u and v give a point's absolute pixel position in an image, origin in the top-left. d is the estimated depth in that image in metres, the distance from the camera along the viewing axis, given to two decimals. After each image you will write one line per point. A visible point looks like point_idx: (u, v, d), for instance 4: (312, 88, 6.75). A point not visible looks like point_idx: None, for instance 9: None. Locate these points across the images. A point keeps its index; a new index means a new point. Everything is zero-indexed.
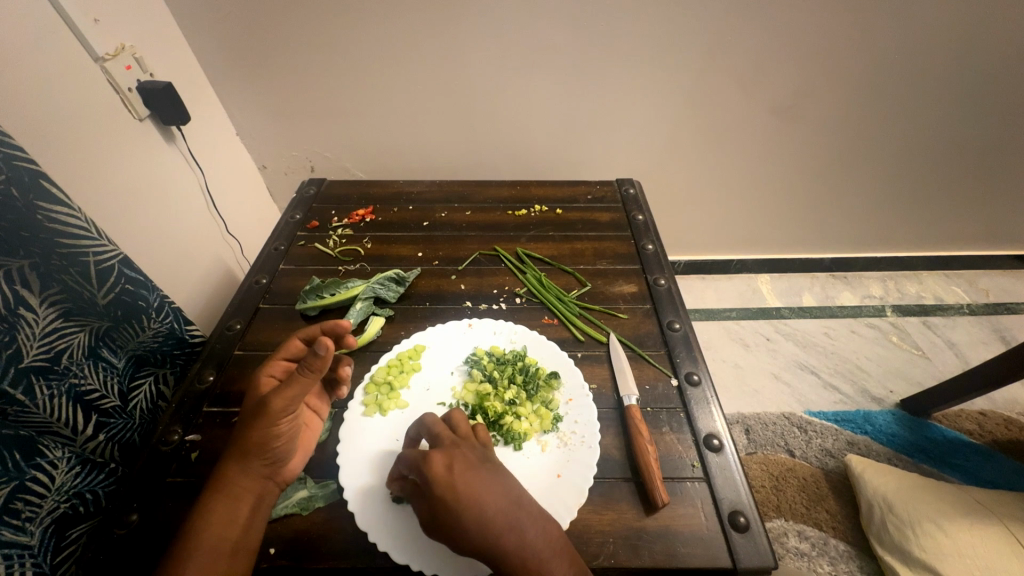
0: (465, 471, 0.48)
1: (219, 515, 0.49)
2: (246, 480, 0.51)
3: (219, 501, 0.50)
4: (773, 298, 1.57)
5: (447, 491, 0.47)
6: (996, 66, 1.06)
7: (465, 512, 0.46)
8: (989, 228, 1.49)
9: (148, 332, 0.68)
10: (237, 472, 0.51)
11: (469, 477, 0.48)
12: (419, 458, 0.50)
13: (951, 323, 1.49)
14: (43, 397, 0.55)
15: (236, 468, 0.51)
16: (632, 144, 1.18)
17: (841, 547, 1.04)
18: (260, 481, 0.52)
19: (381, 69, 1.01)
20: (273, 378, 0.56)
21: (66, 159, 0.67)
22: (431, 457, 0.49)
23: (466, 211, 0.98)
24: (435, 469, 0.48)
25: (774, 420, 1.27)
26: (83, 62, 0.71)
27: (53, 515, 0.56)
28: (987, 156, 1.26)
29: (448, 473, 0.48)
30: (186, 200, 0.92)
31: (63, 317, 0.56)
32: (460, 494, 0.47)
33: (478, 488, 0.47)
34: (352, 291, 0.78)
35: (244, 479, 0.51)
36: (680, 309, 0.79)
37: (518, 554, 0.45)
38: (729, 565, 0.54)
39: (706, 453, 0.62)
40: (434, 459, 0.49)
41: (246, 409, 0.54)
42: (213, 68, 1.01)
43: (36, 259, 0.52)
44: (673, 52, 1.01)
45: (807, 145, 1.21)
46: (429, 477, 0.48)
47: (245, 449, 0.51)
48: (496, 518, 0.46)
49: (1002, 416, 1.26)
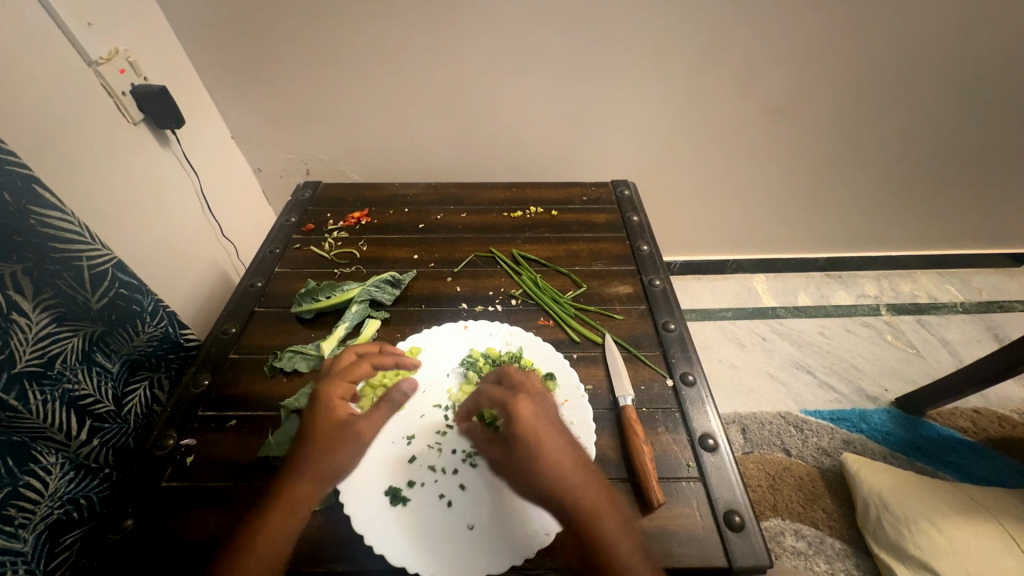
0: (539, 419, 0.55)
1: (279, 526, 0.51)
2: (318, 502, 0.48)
3: (283, 511, 0.52)
4: (769, 298, 1.57)
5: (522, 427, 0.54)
6: (985, 67, 1.07)
7: (540, 450, 0.53)
8: (982, 227, 1.50)
9: (143, 336, 0.67)
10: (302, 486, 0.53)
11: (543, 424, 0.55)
12: (506, 398, 0.57)
13: (945, 322, 1.50)
14: (37, 402, 0.54)
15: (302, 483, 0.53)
16: (627, 145, 1.19)
17: (837, 545, 1.04)
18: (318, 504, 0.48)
19: (376, 71, 1.02)
20: None
21: (59, 164, 0.66)
22: (514, 400, 0.56)
23: (462, 213, 0.99)
24: (519, 409, 0.55)
25: (770, 419, 1.27)
26: (76, 67, 0.71)
27: (47, 521, 0.56)
28: (978, 155, 1.27)
29: (528, 416, 0.55)
30: (181, 204, 0.92)
31: (56, 322, 0.56)
32: (538, 432, 0.54)
33: (551, 435, 0.54)
34: (347, 294, 0.77)
35: (308, 495, 0.53)
36: (675, 309, 0.79)
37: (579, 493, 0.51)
38: (724, 564, 0.54)
39: (701, 452, 0.62)
40: (517, 401, 0.56)
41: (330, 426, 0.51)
42: (208, 72, 1.00)
43: (30, 263, 0.52)
44: (667, 54, 1.02)
45: (800, 145, 1.22)
46: (512, 415, 0.55)
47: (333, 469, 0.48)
48: (564, 461, 0.53)
49: (996, 414, 1.27)
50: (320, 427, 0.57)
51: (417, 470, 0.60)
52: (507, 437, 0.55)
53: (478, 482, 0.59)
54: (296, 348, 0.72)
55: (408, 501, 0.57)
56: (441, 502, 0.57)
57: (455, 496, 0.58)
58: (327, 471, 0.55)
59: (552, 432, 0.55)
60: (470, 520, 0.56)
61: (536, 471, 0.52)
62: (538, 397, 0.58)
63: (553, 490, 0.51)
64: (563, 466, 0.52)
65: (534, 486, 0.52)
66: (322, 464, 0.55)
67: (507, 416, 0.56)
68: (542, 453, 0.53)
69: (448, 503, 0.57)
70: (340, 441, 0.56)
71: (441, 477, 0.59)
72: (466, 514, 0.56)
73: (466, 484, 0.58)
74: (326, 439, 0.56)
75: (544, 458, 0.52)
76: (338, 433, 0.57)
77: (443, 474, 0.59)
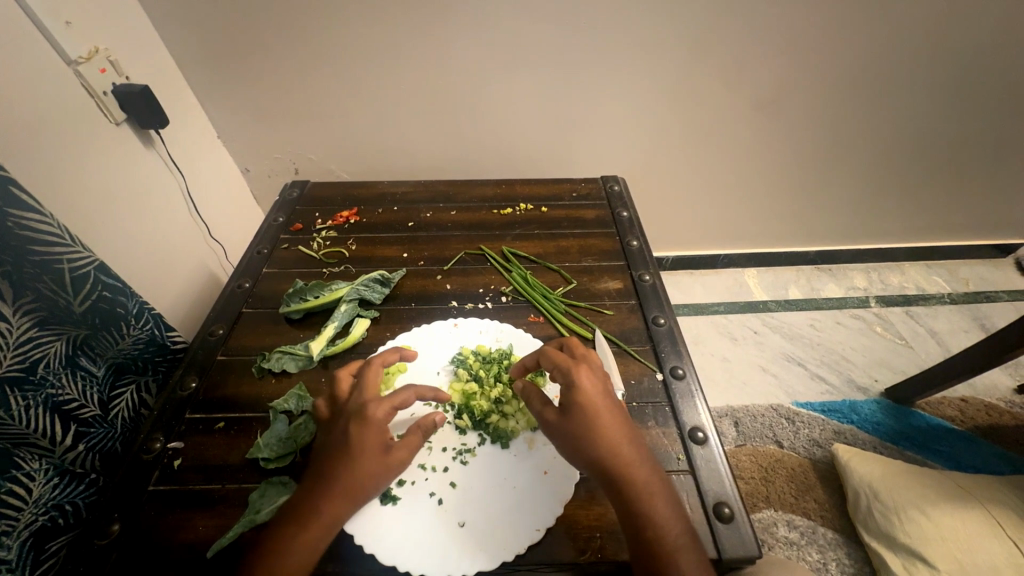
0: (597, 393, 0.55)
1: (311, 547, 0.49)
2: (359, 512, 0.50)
3: (315, 531, 0.50)
4: (760, 292, 1.58)
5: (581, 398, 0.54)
6: (969, 59, 1.08)
7: (599, 421, 0.53)
8: (968, 218, 1.52)
9: (128, 339, 0.67)
10: (337, 508, 0.51)
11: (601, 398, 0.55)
12: (567, 365, 0.57)
13: (933, 312, 1.52)
14: (19, 408, 0.53)
15: (337, 505, 0.51)
16: (616, 141, 1.19)
17: (828, 535, 1.05)
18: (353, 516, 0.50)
19: (362, 69, 1.01)
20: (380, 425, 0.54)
21: (39, 166, 0.65)
22: (577, 368, 0.56)
23: (451, 210, 0.98)
24: (581, 378, 0.56)
25: (762, 411, 1.28)
26: (55, 67, 0.69)
27: (32, 527, 0.55)
28: (964, 147, 1.29)
29: (590, 387, 0.55)
30: (167, 205, 0.91)
31: (37, 326, 0.55)
32: (598, 403, 0.54)
33: (610, 409, 0.54)
34: (336, 293, 0.77)
35: (340, 516, 0.51)
36: (664, 303, 0.79)
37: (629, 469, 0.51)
38: (715, 555, 0.54)
39: (691, 445, 0.63)
40: (579, 370, 0.56)
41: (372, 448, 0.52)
42: (192, 71, 0.99)
43: (8, 267, 0.51)
44: (655, 50, 1.02)
45: (788, 139, 1.23)
46: (574, 383, 0.55)
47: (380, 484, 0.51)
48: (623, 436, 0.53)
49: (983, 403, 1.29)
50: (362, 452, 0.52)
51: (408, 469, 0.59)
52: (566, 405, 0.55)
53: (469, 479, 0.59)
54: (285, 349, 0.71)
55: (398, 500, 0.57)
56: (431, 500, 0.57)
57: (446, 494, 0.58)
58: (362, 494, 0.52)
59: (611, 405, 0.55)
60: (461, 517, 0.56)
61: (594, 440, 0.52)
62: (596, 370, 0.58)
63: (609, 460, 0.51)
64: (622, 441, 0.53)
65: (590, 456, 0.52)
66: (359, 487, 0.52)
67: (568, 384, 0.56)
68: (602, 425, 0.53)
69: (439, 501, 0.57)
70: (377, 467, 0.53)
71: (431, 475, 0.59)
72: (457, 511, 0.56)
73: (456, 482, 0.59)
74: (365, 463, 0.52)
75: (602, 429, 0.53)
76: (379, 456, 0.53)
77: (434, 472, 0.59)
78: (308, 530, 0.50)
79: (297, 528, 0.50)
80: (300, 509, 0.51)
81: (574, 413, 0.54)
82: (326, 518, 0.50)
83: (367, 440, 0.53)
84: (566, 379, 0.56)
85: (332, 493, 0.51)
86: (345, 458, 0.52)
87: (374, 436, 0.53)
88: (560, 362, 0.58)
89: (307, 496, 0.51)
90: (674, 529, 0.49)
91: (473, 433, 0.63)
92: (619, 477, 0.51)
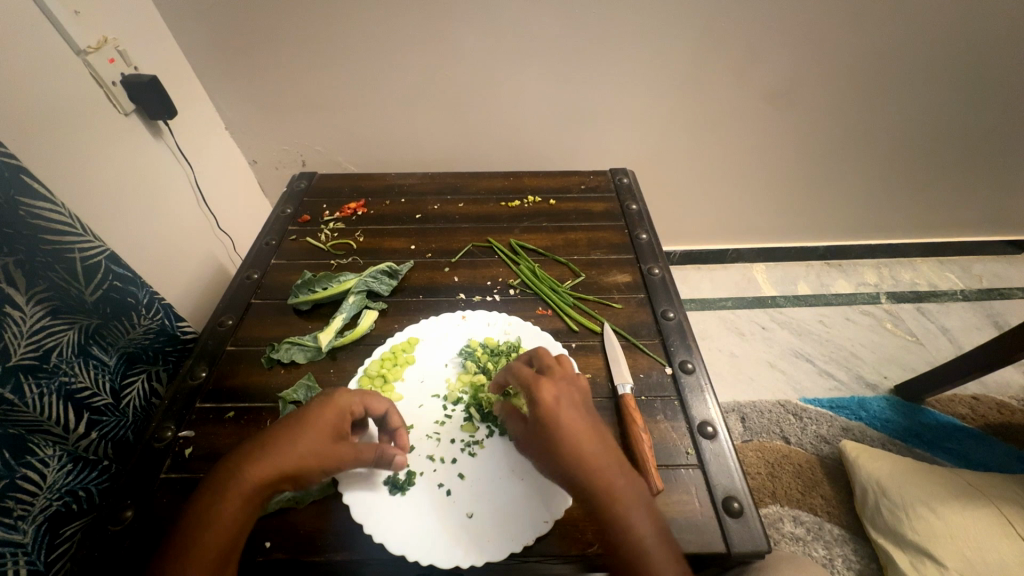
0: (561, 408, 0.53)
1: (229, 516, 0.46)
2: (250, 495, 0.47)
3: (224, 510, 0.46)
4: (768, 287, 1.57)
5: (544, 416, 0.52)
6: (989, 51, 1.06)
7: (564, 438, 0.51)
8: (984, 214, 1.49)
9: (139, 329, 0.67)
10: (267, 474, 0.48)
11: (564, 413, 0.53)
12: (530, 382, 0.55)
13: (945, 309, 1.50)
14: (32, 395, 0.54)
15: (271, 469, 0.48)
16: (625, 134, 1.18)
17: (835, 531, 1.05)
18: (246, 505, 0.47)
19: (369, 59, 1.00)
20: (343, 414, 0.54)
21: (51, 158, 0.66)
22: (540, 385, 0.54)
23: (459, 202, 0.98)
24: (545, 395, 0.54)
25: (769, 407, 1.28)
26: (66, 58, 0.70)
27: (46, 512, 0.56)
28: (979, 143, 1.26)
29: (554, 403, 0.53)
30: (176, 196, 0.92)
31: (50, 315, 0.55)
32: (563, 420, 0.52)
33: (577, 422, 0.52)
34: (344, 285, 0.77)
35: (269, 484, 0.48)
36: (674, 297, 0.79)
37: (599, 485, 0.49)
38: (723, 550, 0.54)
39: (700, 440, 0.62)
40: (543, 385, 0.55)
41: (311, 427, 0.51)
42: (200, 63, 0.99)
43: (21, 256, 0.52)
44: (666, 41, 1.00)
45: (801, 132, 1.21)
46: (537, 401, 0.54)
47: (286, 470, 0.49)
48: (593, 446, 0.51)
49: (994, 400, 1.28)
50: (316, 427, 0.52)
51: (417, 460, 0.60)
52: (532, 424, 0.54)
53: (478, 471, 0.59)
54: (294, 340, 0.72)
55: (407, 490, 0.57)
56: (440, 491, 0.57)
57: (454, 485, 0.58)
58: (296, 474, 0.50)
59: (581, 418, 0.53)
60: (470, 508, 0.56)
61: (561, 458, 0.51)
62: (564, 381, 0.56)
63: (578, 475, 0.50)
64: (591, 452, 0.51)
65: (562, 470, 0.51)
66: (297, 461, 0.50)
67: (532, 401, 0.54)
68: (569, 440, 0.51)
69: (447, 492, 0.57)
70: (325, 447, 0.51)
71: (440, 467, 0.59)
72: (466, 502, 0.57)
73: (465, 473, 0.59)
74: (316, 438, 0.51)
75: (569, 445, 0.51)
76: (330, 442, 0.52)
77: (442, 464, 0.60)
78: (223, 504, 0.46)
79: (212, 501, 0.47)
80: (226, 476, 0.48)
81: (540, 430, 0.53)
82: (250, 486, 0.48)
83: (325, 416, 0.53)
84: (530, 397, 0.55)
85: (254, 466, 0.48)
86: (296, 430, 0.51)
87: (333, 418, 0.53)
88: (525, 379, 0.56)
89: (232, 464, 0.49)
90: (649, 536, 0.47)
91: (481, 426, 0.63)
92: (589, 491, 0.49)
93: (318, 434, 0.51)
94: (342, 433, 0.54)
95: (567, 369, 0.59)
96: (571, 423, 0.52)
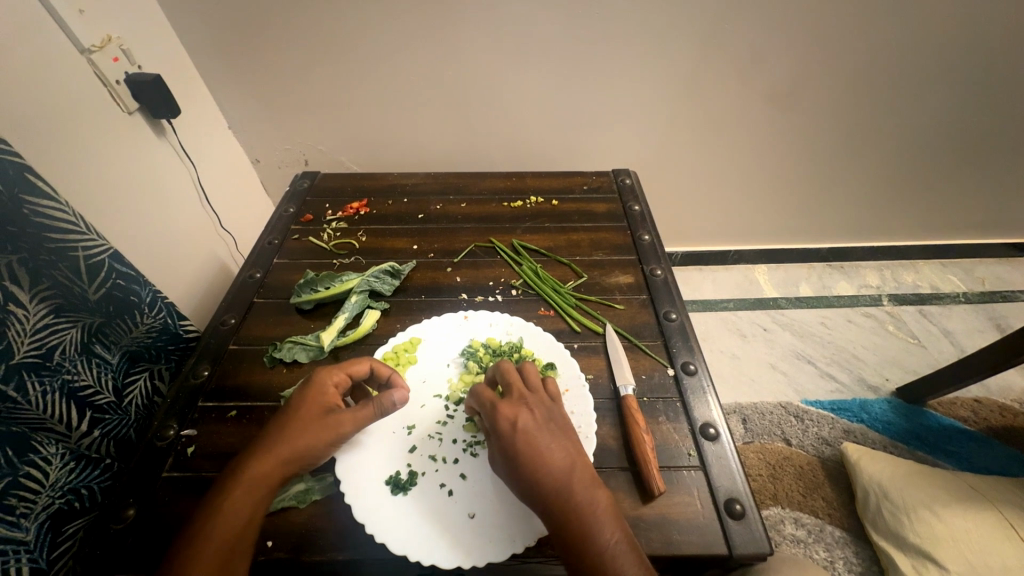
0: (521, 428, 0.53)
1: (236, 509, 0.48)
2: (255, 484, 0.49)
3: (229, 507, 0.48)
4: (770, 289, 1.57)
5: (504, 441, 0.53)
6: (993, 53, 1.05)
7: (523, 462, 0.51)
8: (987, 216, 1.49)
9: (141, 327, 0.67)
10: (270, 464, 0.51)
11: (523, 434, 0.53)
12: (488, 407, 0.56)
13: (947, 311, 1.50)
14: (35, 393, 0.54)
15: (271, 460, 0.51)
16: (628, 135, 1.18)
17: (837, 534, 1.05)
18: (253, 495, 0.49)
19: (372, 59, 1.00)
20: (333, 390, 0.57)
21: (54, 156, 0.66)
22: (498, 408, 0.55)
23: (461, 203, 0.98)
24: (500, 420, 0.54)
25: (771, 409, 1.27)
26: (70, 56, 0.70)
27: (49, 510, 0.56)
28: (982, 145, 1.26)
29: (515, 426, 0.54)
30: (179, 194, 0.92)
31: (53, 313, 0.55)
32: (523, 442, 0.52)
33: (538, 443, 0.52)
34: (347, 284, 0.77)
35: (273, 473, 0.51)
36: (676, 299, 0.78)
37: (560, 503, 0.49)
38: (725, 552, 0.54)
39: (702, 441, 0.62)
40: (500, 410, 0.55)
41: (304, 410, 0.54)
42: (203, 62, 0.99)
43: (24, 254, 0.52)
44: (669, 42, 1.00)
45: (804, 133, 1.21)
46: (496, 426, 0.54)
47: (287, 454, 0.52)
48: (554, 463, 0.51)
49: (997, 403, 1.27)
50: (303, 414, 0.54)
51: (419, 460, 0.60)
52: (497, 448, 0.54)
53: (480, 471, 0.59)
54: (296, 339, 0.72)
55: (409, 490, 0.57)
56: (442, 491, 0.58)
57: (456, 485, 0.58)
58: (300, 454, 0.52)
59: (542, 438, 0.53)
60: (471, 508, 0.56)
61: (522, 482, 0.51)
62: (526, 400, 0.56)
63: (541, 496, 0.50)
64: (552, 470, 0.51)
65: (526, 491, 0.51)
66: (296, 442, 0.52)
67: (491, 426, 0.55)
68: (526, 463, 0.51)
69: (449, 492, 0.57)
70: (320, 424, 0.54)
71: (442, 467, 0.59)
72: (468, 502, 0.57)
73: (467, 473, 0.59)
74: (304, 421, 0.54)
75: (528, 468, 0.51)
76: (325, 418, 0.55)
77: (444, 464, 0.60)
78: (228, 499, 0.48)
79: (216, 499, 0.48)
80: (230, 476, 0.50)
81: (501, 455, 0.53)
82: (256, 479, 0.50)
83: (309, 401, 0.55)
84: (489, 421, 0.55)
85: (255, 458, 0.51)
86: (286, 422, 0.54)
87: (320, 397, 0.56)
88: (483, 404, 0.57)
89: (234, 464, 0.51)
90: (613, 546, 0.47)
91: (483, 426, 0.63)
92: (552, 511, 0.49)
93: (311, 413, 0.54)
94: (334, 408, 0.56)
95: (532, 384, 0.59)
96: (530, 444, 0.52)
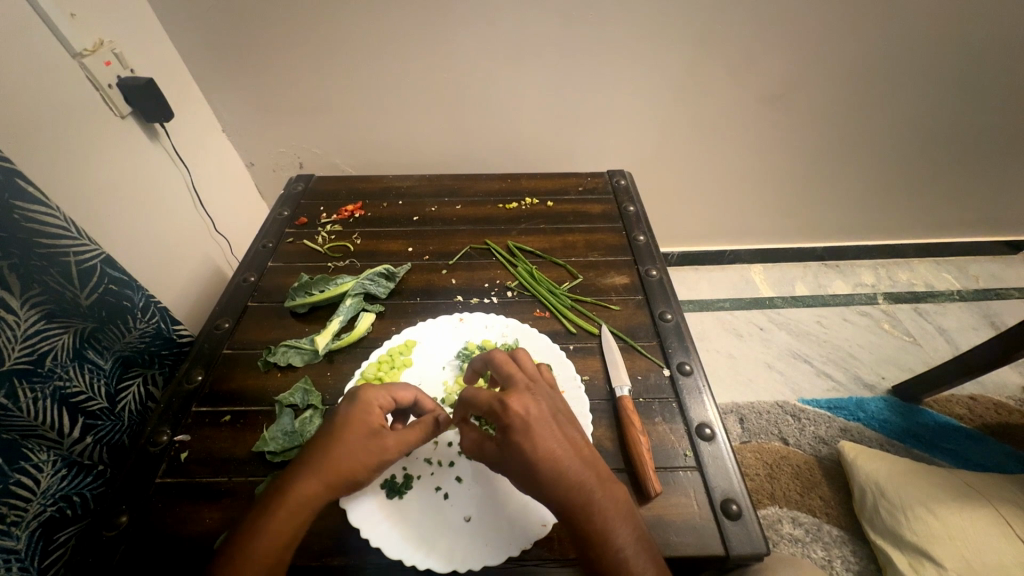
0: (536, 425, 0.49)
1: (282, 529, 0.48)
2: (302, 506, 0.49)
3: (278, 527, 0.48)
4: (766, 288, 1.57)
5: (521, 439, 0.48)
6: (984, 52, 1.06)
7: (543, 462, 0.48)
8: (981, 214, 1.50)
9: (134, 332, 0.67)
10: (315, 487, 0.50)
11: (541, 434, 0.49)
12: (496, 406, 0.50)
13: (942, 309, 1.50)
14: (27, 400, 0.54)
15: (315, 483, 0.50)
16: (623, 136, 1.18)
17: (834, 532, 1.05)
18: (300, 516, 0.49)
19: (366, 62, 1.00)
20: (378, 411, 0.55)
21: (46, 162, 0.65)
22: (509, 404, 0.50)
23: (457, 205, 0.98)
24: (517, 415, 0.49)
25: (768, 408, 1.27)
26: (62, 60, 0.69)
27: (40, 518, 0.56)
28: (975, 144, 1.27)
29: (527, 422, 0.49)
30: (173, 198, 0.91)
31: (45, 319, 0.55)
32: (537, 438, 0.49)
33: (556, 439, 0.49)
34: (342, 287, 0.77)
35: (314, 497, 0.49)
36: (672, 299, 0.78)
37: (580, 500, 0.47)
38: (721, 552, 0.54)
39: (698, 442, 0.62)
40: (512, 404, 0.50)
41: (354, 432, 0.52)
42: (196, 66, 0.99)
43: (15, 260, 0.51)
44: (662, 42, 1.00)
45: (798, 133, 1.21)
46: (508, 422, 0.49)
47: (337, 476, 0.50)
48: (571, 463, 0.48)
49: (991, 401, 1.28)
50: (347, 432, 0.52)
51: (415, 463, 0.60)
52: (505, 445, 0.49)
53: (477, 473, 0.59)
54: (290, 343, 0.71)
55: (405, 493, 0.57)
56: (438, 494, 0.57)
57: (452, 488, 0.58)
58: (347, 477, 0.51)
59: (557, 434, 0.50)
60: (467, 511, 0.56)
61: (542, 483, 0.48)
62: (532, 393, 0.52)
63: (562, 495, 0.48)
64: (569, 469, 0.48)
65: (547, 489, 0.48)
66: (345, 464, 0.51)
67: (502, 426, 0.49)
68: (550, 464, 0.48)
69: (445, 495, 0.57)
70: (369, 448, 0.52)
71: (438, 469, 0.59)
72: (463, 505, 0.56)
73: (463, 476, 0.59)
74: (353, 444, 0.52)
75: (548, 468, 0.48)
76: (371, 441, 0.52)
77: (440, 467, 0.59)
78: (274, 519, 0.48)
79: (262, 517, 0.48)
80: (275, 491, 0.50)
81: (514, 456, 0.49)
82: (301, 502, 0.49)
83: (355, 422, 0.53)
84: (498, 421, 0.50)
85: (306, 476, 0.50)
86: (331, 443, 0.51)
87: (366, 418, 0.53)
88: (487, 402, 0.51)
89: (283, 480, 0.50)
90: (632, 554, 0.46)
91: None
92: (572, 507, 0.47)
93: (361, 435, 0.52)
94: (380, 430, 0.54)
95: (529, 375, 0.55)
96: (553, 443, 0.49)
